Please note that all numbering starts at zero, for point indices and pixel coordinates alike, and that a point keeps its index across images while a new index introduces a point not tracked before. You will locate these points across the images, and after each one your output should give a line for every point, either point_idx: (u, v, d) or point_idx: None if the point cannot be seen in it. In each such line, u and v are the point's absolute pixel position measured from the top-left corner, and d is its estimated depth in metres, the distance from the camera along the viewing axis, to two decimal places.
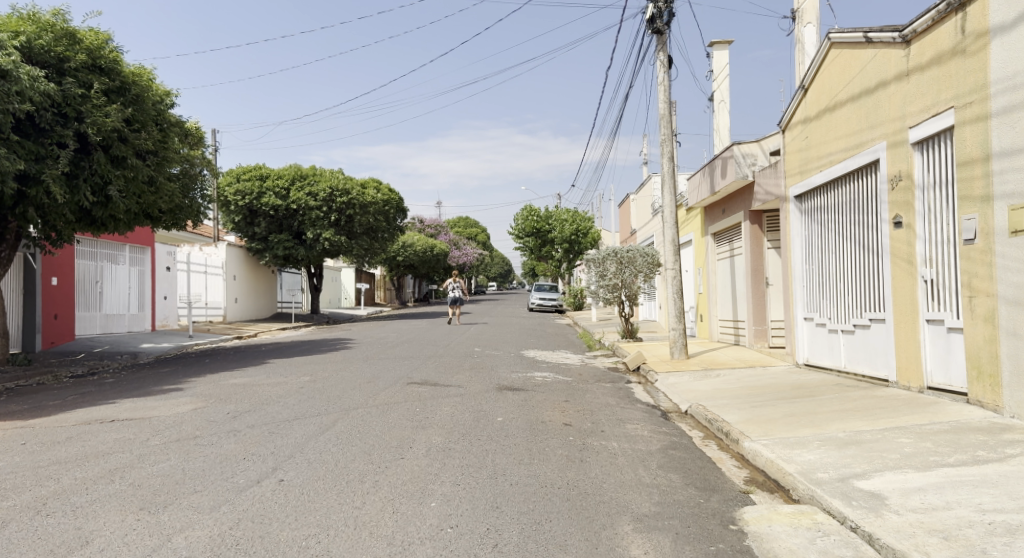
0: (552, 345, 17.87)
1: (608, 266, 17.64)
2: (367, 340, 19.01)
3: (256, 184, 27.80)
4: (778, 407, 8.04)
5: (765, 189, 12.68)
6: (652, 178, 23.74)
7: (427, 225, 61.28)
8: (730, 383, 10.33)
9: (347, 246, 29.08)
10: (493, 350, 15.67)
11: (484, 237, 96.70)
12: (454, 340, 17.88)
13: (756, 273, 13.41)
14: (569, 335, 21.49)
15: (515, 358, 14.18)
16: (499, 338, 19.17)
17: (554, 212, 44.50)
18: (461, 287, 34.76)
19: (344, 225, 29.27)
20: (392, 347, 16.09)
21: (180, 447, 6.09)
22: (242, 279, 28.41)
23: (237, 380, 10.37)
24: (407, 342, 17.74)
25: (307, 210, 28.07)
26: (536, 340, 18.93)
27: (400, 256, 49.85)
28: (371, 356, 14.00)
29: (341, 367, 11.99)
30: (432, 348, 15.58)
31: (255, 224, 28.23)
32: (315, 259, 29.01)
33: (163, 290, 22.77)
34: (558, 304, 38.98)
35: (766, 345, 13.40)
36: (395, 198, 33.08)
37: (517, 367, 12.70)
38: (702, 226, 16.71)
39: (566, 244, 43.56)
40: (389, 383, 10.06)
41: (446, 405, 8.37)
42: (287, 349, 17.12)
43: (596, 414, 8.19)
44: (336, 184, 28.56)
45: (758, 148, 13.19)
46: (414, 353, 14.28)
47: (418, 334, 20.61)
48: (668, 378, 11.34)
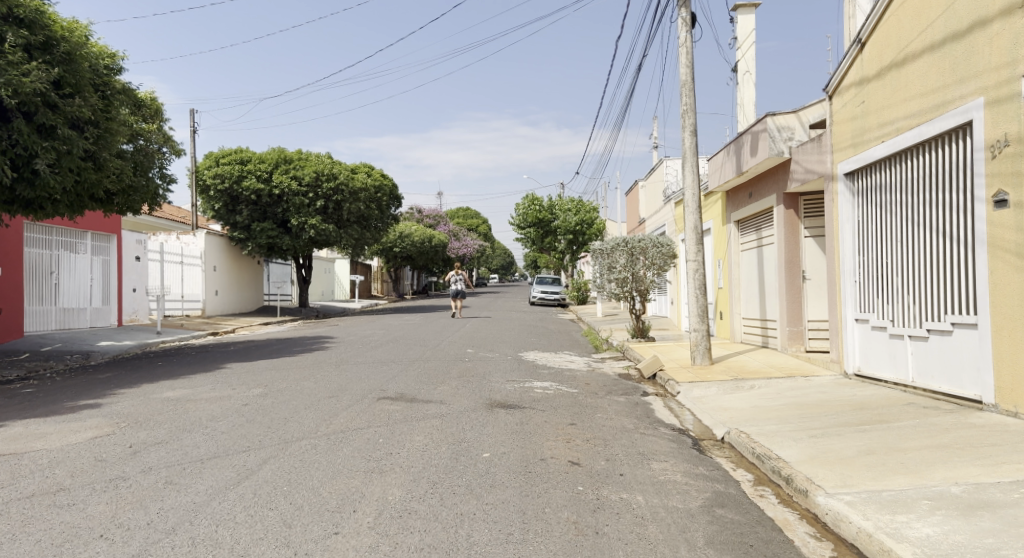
0: (554, 345, 16.06)
1: (617, 257, 15.81)
2: (350, 338, 17.21)
3: (236, 167, 26.14)
4: (848, 439, 6.23)
5: (805, 167, 10.84)
6: (663, 162, 21.91)
7: (426, 215, 59.35)
8: (770, 399, 8.51)
9: (336, 234, 27.43)
10: (487, 351, 13.85)
11: (485, 229, 94.85)
12: (446, 339, 16.08)
13: (791, 265, 11.58)
14: (572, 334, 19.67)
15: (512, 363, 12.37)
16: (495, 336, 17.35)
17: (557, 201, 42.65)
18: (462, 280, 32.94)
19: (333, 212, 27.64)
20: (375, 347, 14.28)
21: (26, 510, 4.28)
22: (223, 270, 26.68)
23: (174, 393, 8.58)
24: (393, 341, 15.93)
25: (291, 194, 26.48)
26: (536, 339, 17.11)
27: (397, 246, 48.01)
28: (347, 358, 12.19)
29: (306, 375, 10.18)
30: (418, 350, 13.76)
31: (237, 211, 26.62)
32: (301, 249, 27.38)
33: (131, 282, 21.09)
34: (561, 298, 37.15)
35: (803, 349, 11.58)
36: (388, 184, 31.36)
37: (514, 374, 10.90)
38: (723, 213, 14.87)
39: (570, 235, 41.73)
40: (356, 398, 8.26)
41: (420, 432, 6.57)
42: (259, 349, 15.32)
43: (611, 446, 6.39)
44: (323, 167, 26.96)
45: (797, 119, 11.33)
46: (395, 357, 12.47)
47: (408, 332, 18.78)
48: (692, 391, 9.51)
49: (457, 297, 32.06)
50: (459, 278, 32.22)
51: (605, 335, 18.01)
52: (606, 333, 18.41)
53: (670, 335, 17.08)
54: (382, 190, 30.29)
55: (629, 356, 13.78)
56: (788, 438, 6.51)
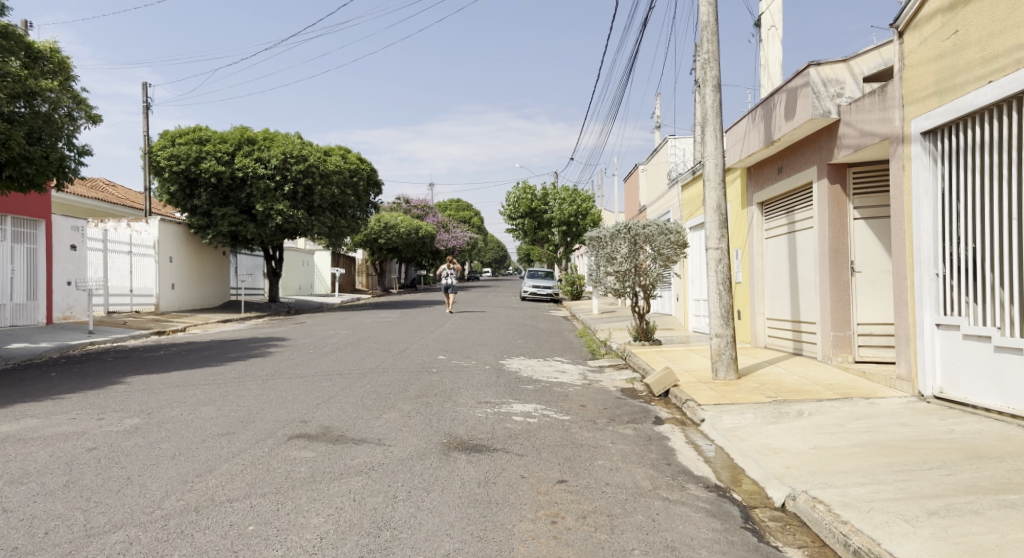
0: (542, 349, 13.73)
1: (618, 247, 13.47)
2: (307, 340, 14.86)
3: (194, 147, 23.91)
4: (998, 526, 3.89)
5: (859, 129, 8.48)
6: (667, 142, 19.59)
7: (414, 206, 56.74)
8: (833, 435, 6.19)
9: (306, 222, 25.11)
10: (462, 359, 11.52)
11: (477, 221, 92.54)
12: (416, 342, 13.75)
13: (837, 254, 9.23)
14: (564, 335, 17.34)
15: (490, 375, 10.04)
16: (476, 338, 15.02)
17: (551, 190, 40.28)
18: (455, 275, 30.88)
19: (303, 197, 25.33)
20: (328, 353, 11.94)
21: None
22: (181, 262, 24.40)
23: (16, 426, 6.27)
24: (354, 344, 13.58)
25: (256, 177, 24.22)
26: (522, 342, 14.78)
27: (382, 238, 45.62)
28: (285, 369, 9.84)
29: (217, 396, 7.86)
30: (379, 357, 11.41)
31: (195, 195, 24.39)
32: (268, 238, 25.06)
33: (65, 273, 19.00)
34: (554, 293, 34.84)
35: (851, 359, 9.24)
36: (365, 169, 29.06)
37: (489, 392, 8.57)
38: (743, 194, 12.57)
39: (564, 226, 39.40)
40: (259, 436, 5.93)
41: (322, 507, 4.23)
42: (194, 353, 12.98)
43: (619, 532, 4.06)
44: (292, 147, 24.68)
45: (846, 71, 8.98)
46: (346, 367, 10.12)
47: (376, 332, 16.44)
48: (723, 419, 7.18)
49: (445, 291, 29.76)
50: (451, 270, 30.53)
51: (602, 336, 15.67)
52: (603, 334, 16.09)
53: (677, 336, 14.77)
54: (359, 175, 27.99)
55: (632, 364, 11.44)
56: (893, 515, 4.20)
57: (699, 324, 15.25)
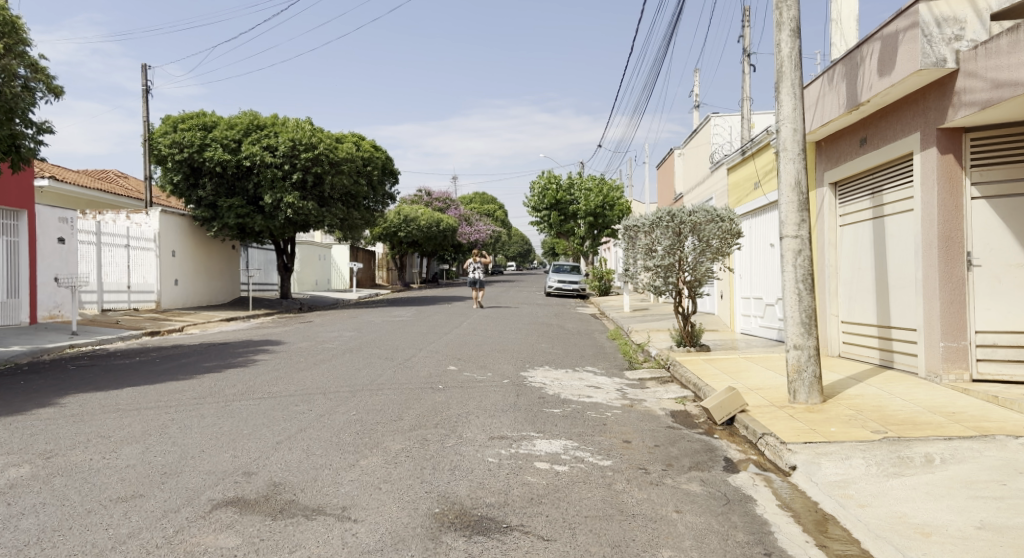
0: (571, 356, 11.85)
1: (658, 236, 11.47)
2: (304, 343, 13.14)
3: (198, 134, 22.26)
4: None
5: (991, 79, 6.48)
6: (712, 122, 17.53)
7: (435, 198, 54.99)
8: (1003, 506, 4.23)
9: (317, 213, 23.28)
10: (477, 371, 9.70)
11: (502, 215, 90.68)
12: (427, 348, 11.97)
13: (948, 243, 7.24)
14: (595, 339, 15.40)
15: (508, 393, 8.20)
16: (496, 342, 13.18)
17: (577, 180, 38.37)
18: (484, 268, 29.19)
19: (313, 187, 23.47)
20: (320, 363, 10.16)
21: None
22: (185, 256, 22.87)
23: None
24: (355, 350, 11.80)
25: (263, 166, 22.38)
26: (548, 348, 12.90)
27: (402, 231, 44.00)
28: (258, 386, 8.08)
29: (156, 428, 6.11)
30: (378, 368, 9.63)
31: (199, 185, 22.81)
32: (277, 230, 23.36)
33: (53, 268, 17.51)
34: (580, 288, 32.93)
35: (966, 377, 7.25)
36: (380, 157, 27.25)
37: (506, 420, 6.72)
38: (812, 175, 10.62)
39: (591, 218, 37.43)
40: (171, 505, 4.13)
41: None
42: (171, 359, 11.29)
43: None
44: (301, 133, 22.82)
45: (970, 5, 6.95)
46: (334, 383, 8.32)
47: (385, 334, 14.67)
48: (823, 468, 5.24)
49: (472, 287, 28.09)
50: (478, 265, 28.89)
51: (641, 340, 13.76)
52: (640, 337, 14.16)
53: (728, 341, 12.81)
54: (373, 163, 26.15)
55: (682, 379, 9.57)
56: None
57: (766, 330, 13.26)
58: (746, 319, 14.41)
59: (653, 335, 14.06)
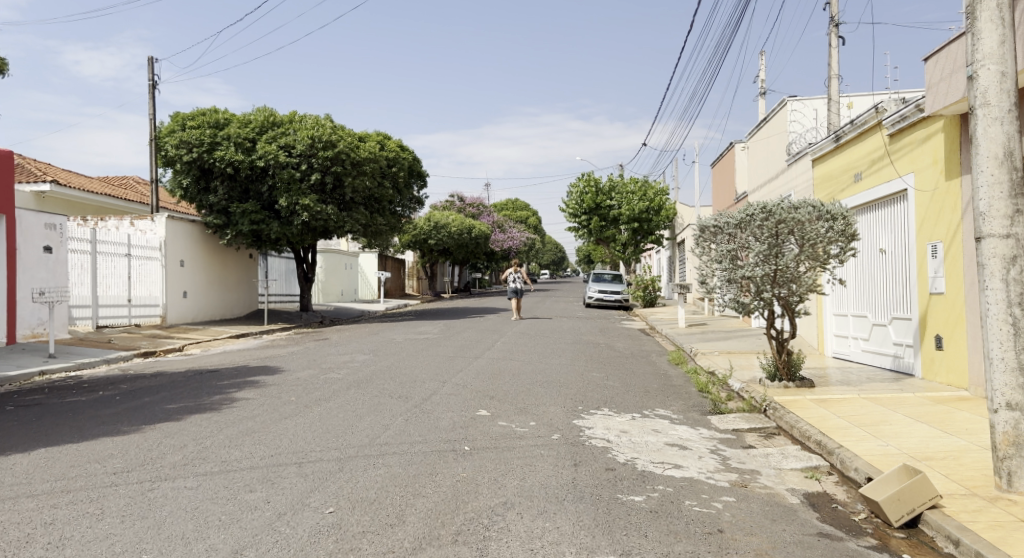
0: (634, 393, 9.40)
1: (747, 240, 9.12)
2: (308, 369, 10.89)
3: (207, 132, 19.57)
4: None
5: None
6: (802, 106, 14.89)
7: (468, 204, 52.83)
8: None
9: (337, 218, 20.88)
10: (516, 421, 7.32)
11: (535, 221, 88.40)
12: (453, 380, 9.64)
13: None
14: (656, 364, 12.87)
15: (561, 462, 5.80)
16: (539, 372, 10.79)
17: (619, 182, 35.80)
18: (523, 278, 26.93)
19: (333, 190, 21.14)
20: (313, 406, 7.86)
21: None
22: (199, 266, 20.86)
23: None
24: (365, 383, 9.50)
25: (279, 166, 19.92)
26: (603, 380, 10.45)
27: (432, 238, 41.97)
28: (214, 451, 5.81)
29: (11, 547, 3.83)
30: (386, 415, 7.31)
31: (211, 189, 20.22)
32: (295, 237, 21.00)
33: (37, 281, 15.47)
34: (623, 299, 30.42)
35: None
36: (407, 158, 24.92)
37: (566, 525, 4.32)
38: None
39: (635, 224, 34.96)
40: None
41: None
42: (137, 393, 9.06)
43: None
44: (320, 130, 20.38)
45: None
46: (321, 445, 5.99)
47: (404, 359, 12.34)
48: None
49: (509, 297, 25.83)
50: (519, 274, 26.63)
51: (717, 370, 11.26)
52: (716, 367, 11.64)
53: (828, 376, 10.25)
54: (399, 164, 23.75)
55: (801, 436, 7.16)
56: None
57: (882, 357, 11.00)
58: (852, 341, 12.12)
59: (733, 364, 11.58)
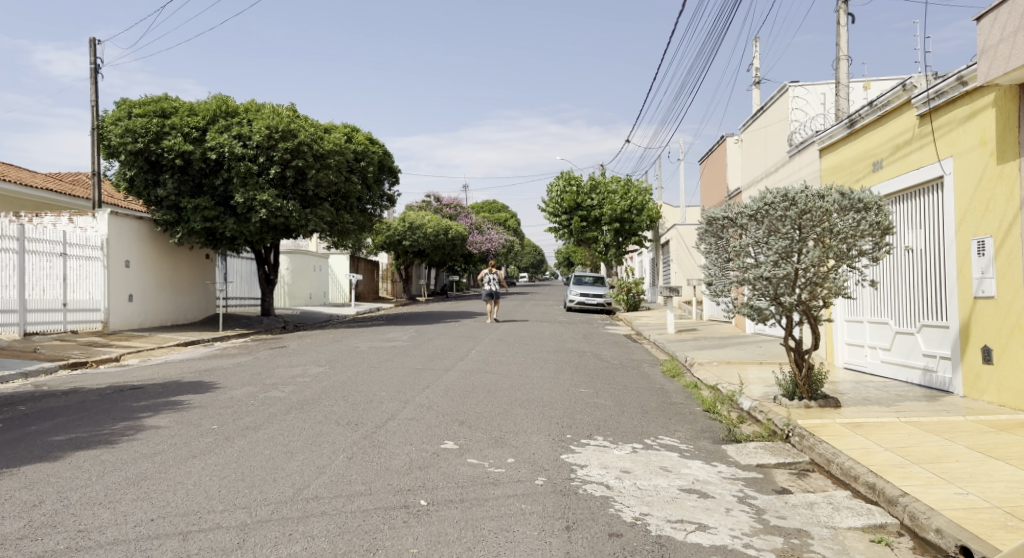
0: (630, 417, 7.95)
1: (766, 234, 7.76)
2: (249, 384, 9.32)
3: (154, 120, 17.90)
4: None
5: None
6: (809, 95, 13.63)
7: (445, 205, 51.23)
8: None
9: (299, 215, 19.24)
10: (490, 458, 5.82)
11: (513, 224, 87.01)
12: (417, 400, 8.13)
13: None
14: (650, 377, 11.45)
15: (550, 525, 4.31)
16: (518, 389, 9.32)
17: (600, 181, 34.33)
18: (502, 281, 25.45)
19: (294, 184, 19.47)
20: (238, 437, 6.30)
21: None
22: (148, 266, 19.15)
23: None
24: (310, 403, 7.97)
25: (234, 158, 18.25)
26: (593, 399, 9.00)
27: (407, 240, 40.33)
28: (75, 513, 4.24)
29: None
30: (327, 450, 5.78)
31: (160, 183, 18.47)
32: (253, 236, 19.35)
33: None
34: (606, 303, 29.05)
35: None
36: (377, 152, 23.31)
37: None
38: None
39: (617, 224, 33.57)
40: None
41: None
42: (29, 417, 7.43)
43: None
44: (279, 119, 18.67)
45: None
46: (227, 502, 4.45)
47: (364, 372, 10.79)
48: None
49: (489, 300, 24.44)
50: (495, 275, 25.09)
51: (725, 388, 9.83)
52: (721, 383, 10.22)
53: (852, 395, 8.86)
54: (368, 158, 22.12)
55: (848, 476, 5.71)
56: None
57: (909, 371, 9.64)
58: (870, 352, 10.77)
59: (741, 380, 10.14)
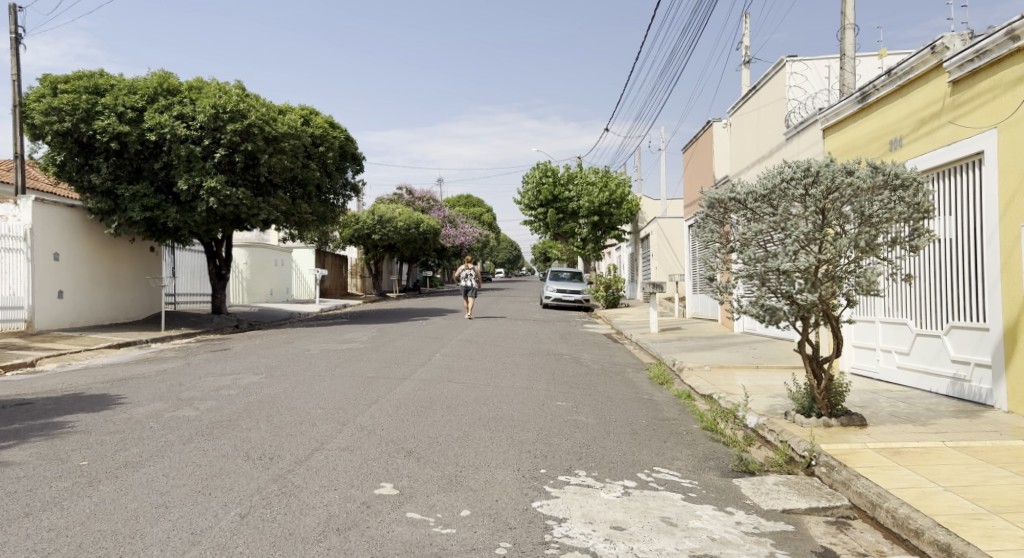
0: (618, 440, 6.54)
1: (782, 217, 6.41)
2: (161, 399, 7.80)
3: (85, 98, 16.19)
4: None
5: None
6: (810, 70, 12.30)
7: (417, 198, 49.53)
8: None
9: (250, 203, 17.64)
10: (434, 509, 4.38)
11: (489, 219, 85.41)
12: (357, 420, 6.66)
13: None
14: (635, 385, 10.06)
15: None
16: (483, 403, 7.88)
17: (577, 173, 33.25)
18: (477, 276, 23.99)
19: (244, 170, 17.86)
20: (107, 479, 4.78)
21: None
22: (80, 259, 17.39)
23: None
24: (224, 427, 6.45)
25: (176, 140, 16.64)
26: (571, 415, 7.57)
27: (376, 234, 38.64)
28: None
29: None
30: (215, 503, 4.30)
31: (93, 167, 16.82)
32: (199, 226, 17.69)
33: None
34: (583, 299, 27.69)
35: None
36: (339, 137, 21.77)
37: None
38: None
39: (595, 218, 32.03)
40: None
41: None
42: None
43: None
44: (226, 98, 17.12)
45: None
46: None
47: (305, 381, 9.27)
48: None
49: (468, 297, 23.13)
50: (471, 272, 23.78)
51: (726, 401, 8.46)
52: (719, 394, 8.84)
53: (876, 410, 7.54)
54: (327, 143, 20.57)
55: (906, 530, 4.34)
56: None
57: (935, 380, 8.31)
58: (884, 358, 9.46)
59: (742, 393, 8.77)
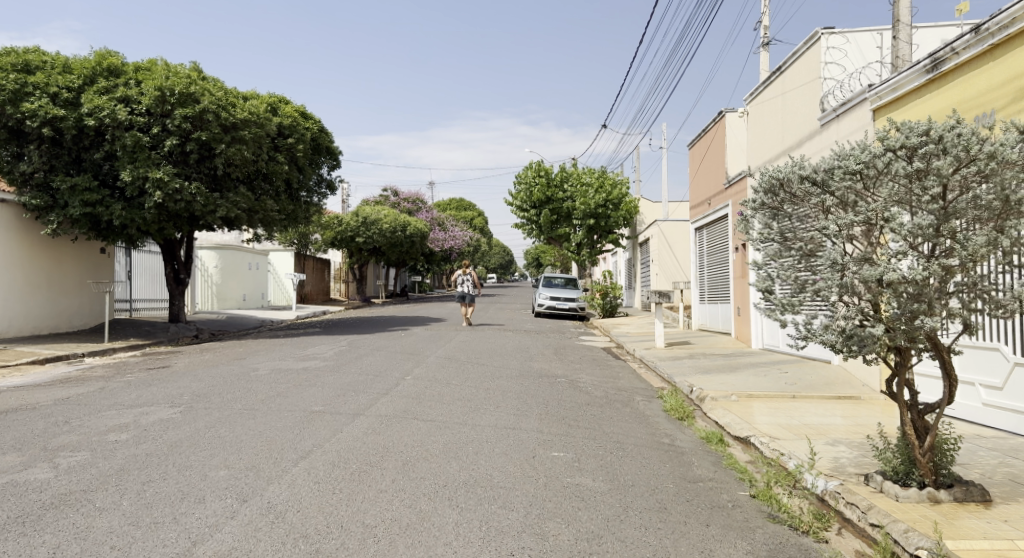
0: (641, 524, 4.55)
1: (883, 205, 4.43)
2: (18, 451, 5.76)
3: (12, 76, 14.15)
4: None
5: None
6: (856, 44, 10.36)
7: (403, 199, 47.52)
8: None
9: (205, 199, 15.62)
10: None
11: (480, 223, 83.32)
12: (268, 496, 4.63)
13: None
14: (649, 421, 8.06)
15: None
16: (453, 457, 5.86)
17: (572, 173, 31.28)
18: (473, 284, 22.01)
19: (198, 161, 15.89)
20: None
21: None
22: (12, 260, 15.32)
23: None
24: (69, 505, 4.43)
25: (118, 125, 14.63)
26: (572, 475, 5.58)
27: (360, 237, 36.57)
28: None
29: None
30: None
31: (23, 156, 14.77)
32: (149, 226, 15.66)
33: None
34: (578, 308, 25.72)
35: None
36: (311, 128, 19.78)
37: None
38: None
39: (591, 221, 30.10)
40: None
41: None
42: None
43: None
44: (174, 79, 15.15)
45: None
46: None
47: (228, 417, 7.24)
48: None
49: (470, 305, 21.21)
50: (469, 278, 21.72)
51: (775, 451, 6.47)
52: (764, 440, 6.85)
53: (986, 471, 5.55)
54: (297, 134, 18.56)
55: None
56: None
57: None
58: (963, 392, 7.49)
59: (795, 440, 6.76)
